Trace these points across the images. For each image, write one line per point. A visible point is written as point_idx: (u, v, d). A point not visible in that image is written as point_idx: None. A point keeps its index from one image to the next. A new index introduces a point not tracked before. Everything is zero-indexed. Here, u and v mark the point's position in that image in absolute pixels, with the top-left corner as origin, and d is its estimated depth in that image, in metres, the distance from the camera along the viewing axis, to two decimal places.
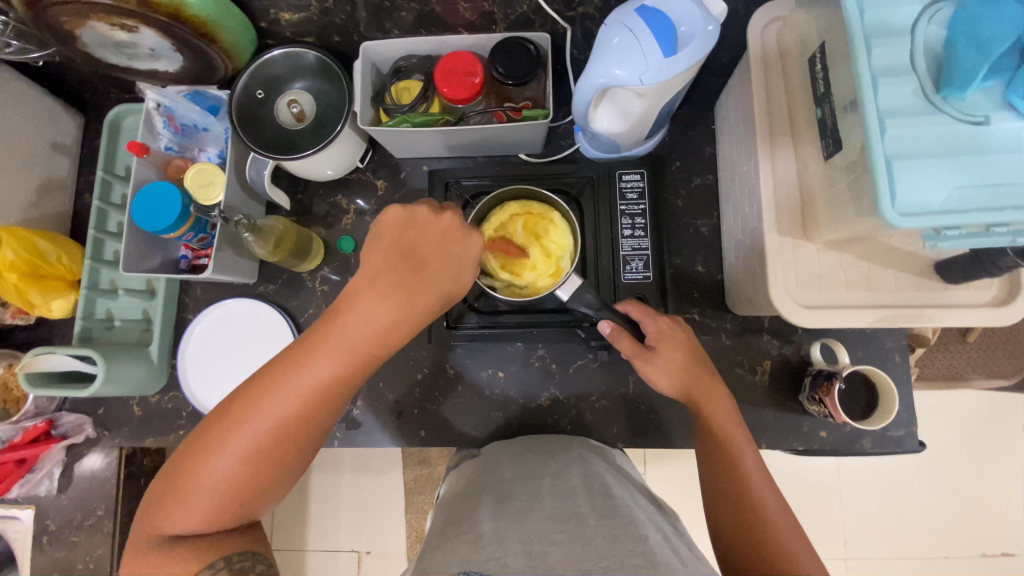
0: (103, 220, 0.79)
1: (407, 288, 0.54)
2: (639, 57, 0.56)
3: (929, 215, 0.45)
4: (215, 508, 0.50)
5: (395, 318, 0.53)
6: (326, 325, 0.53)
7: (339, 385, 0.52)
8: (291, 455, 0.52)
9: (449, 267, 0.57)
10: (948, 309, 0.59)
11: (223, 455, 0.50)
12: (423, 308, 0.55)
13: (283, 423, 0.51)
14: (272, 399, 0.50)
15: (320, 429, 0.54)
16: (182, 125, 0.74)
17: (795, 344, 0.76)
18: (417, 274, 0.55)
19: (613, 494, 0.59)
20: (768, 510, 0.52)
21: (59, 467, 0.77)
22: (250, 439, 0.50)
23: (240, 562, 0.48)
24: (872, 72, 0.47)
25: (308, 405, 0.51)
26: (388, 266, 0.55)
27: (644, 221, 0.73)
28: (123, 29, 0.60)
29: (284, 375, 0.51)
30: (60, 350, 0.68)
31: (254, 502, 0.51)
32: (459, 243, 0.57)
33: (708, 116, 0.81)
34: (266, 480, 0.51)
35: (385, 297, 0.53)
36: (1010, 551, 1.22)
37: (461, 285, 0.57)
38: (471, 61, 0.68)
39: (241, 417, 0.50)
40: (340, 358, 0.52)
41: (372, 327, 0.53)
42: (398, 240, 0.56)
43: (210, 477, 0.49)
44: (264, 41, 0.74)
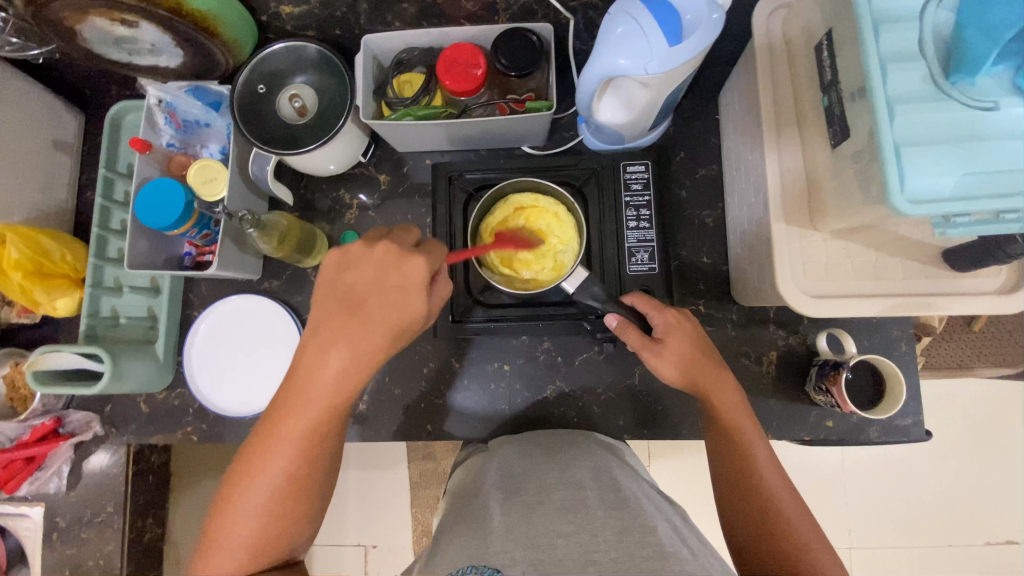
0: (106, 217, 0.78)
1: (350, 332, 0.51)
2: (643, 47, 0.56)
3: (938, 203, 0.45)
4: (242, 560, 0.52)
5: (345, 364, 0.50)
6: (290, 383, 0.52)
7: (322, 432, 0.52)
8: (304, 499, 0.54)
9: (389, 300, 0.51)
10: (956, 297, 0.58)
11: (238, 515, 0.51)
12: (372, 346, 0.51)
13: (290, 472, 0.52)
14: (262, 459, 0.52)
15: (322, 468, 0.54)
16: (183, 121, 0.73)
17: (801, 334, 0.75)
18: (355, 315, 0.51)
19: (620, 485, 0.59)
20: (778, 499, 0.53)
21: (68, 464, 0.78)
22: (258, 497, 0.51)
23: None
24: (880, 58, 0.47)
25: (303, 455, 0.52)
26: (327, 314, 0.52)
27: (649, 212, 0.72)
28: (123, 24, 0.59)
29: (269, 434, 0.52)
30: (67, 348, 0.68)
31: (280, 545, 0.53)
32: (397, 270, 0.50)
33: (712, 105, 0.80)
34: (288, 527, 0.53)
35: (332, 346, 0.50)
36: (1014, 539, 1.22)
37: (411, 314, 0.51)
38: (473, 53, 0.67)
39: (243, 476, 0.52)
40: (312, 408, 0.51)
41: (330, 376, 0.51)
42: (334, 287, 0.52)
43: (229, 536, 0.51)
44: (265, 35, 0.74)
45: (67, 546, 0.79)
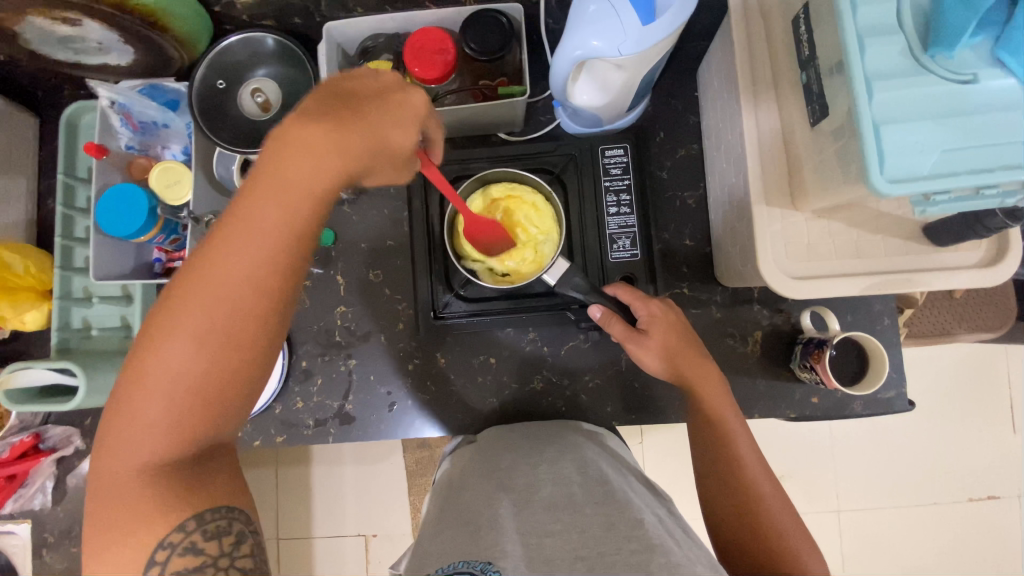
0: (69, 225, 0.76)
1: (337, 122, 0.44)
2: (615, 27, 0.55)
3: (917, 181, 0.44)
4: (171, 410, 0.43)
5: (323, 158, 0.44)
6: (248, 185, 0.44)
7: (281, 251, 0.44)
8: (253, 345, 0.45)
9: (385, 104, 0.46)
10: (937, 272, 0.58)
11: (170, 347, 0.43)
12: (356, 145, 0.44)
13: (239, 302, 0.44)
14: (210, 274, 0.43)
15: (277, 309, 0.46)
16: (140, 123, 0.69)
17: (785, 313, 0.75)
18: (348, 109, 0.45)
19: (608, 477, 0.59)
20: (761, 491, 0.53)
21: (51, 480, 0.76)
22: (197, 321, 0.43)
23: (213, 519, 0.44)
24: (858, 33, 0.45)
25: (254, 278, 0.44)
26: (315, 108, 0.45)
27: (629, 197, 0.71)
28: (65, 23, 0.56)
29: (218, 245, 0.43)
30: (39, 365, 0.66)
31: (220, 401, 0.45)
32: (400, 85, 0.47)
33: (690, 83, 0.78)
34: (232, 380, 0.45)
35: (313, 135, 0.44)
36: (994, 494, 1.27)
37: (404, 128, 0.46)
38: (440, 38, 0.65)
39: (184, 299, 0.43)
40: (275, 216, 0.44)
41: (301, 181, 0.44)
42: (331, 85, 0.47)
43: (158, 374, 0.43)
44: (221, 27, 0.69)
45: (58, 562, 0.78)
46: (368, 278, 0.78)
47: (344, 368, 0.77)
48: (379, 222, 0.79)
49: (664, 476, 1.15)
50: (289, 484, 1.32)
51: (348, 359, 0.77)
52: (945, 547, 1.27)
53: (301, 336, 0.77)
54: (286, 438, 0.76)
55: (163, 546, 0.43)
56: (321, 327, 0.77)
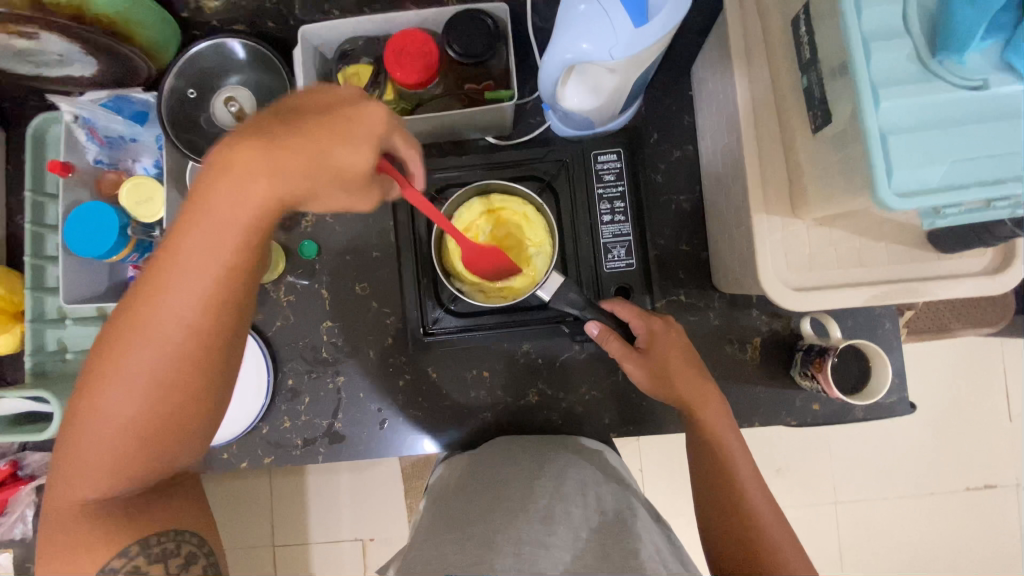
0: (38, 244, 0.72)
1: (274, 148, 0.42)
2: (607, 29, 0.52)
3: (926, 194, 0.42)
4: (117, 445, 0.45)
5: (261, 189, 0.41)
6: (187, 216, 0.43)
7: (223, 288, 0.43)
8: (198, 379, 0.45)
9: (330, 126, 0.43)
10: (941, 280, 0.56)
11: (113, 386, 0.44)
12: (296, 174, 0.42)
13: (182, 341, 0.43)
14: (151, 312, 0.43)
15: (224, 345, 0.46)
16: (107, 138, 0.66)
17: (785, 318, 0.73)
18: (289, 132, 0.42)
19: (608, 505, 0.58)
20: (761, 518, 0.52)
21: (32, 508, 0.74)
22: (141, 359, 0.43)
23: (158, 542, 0.49)
24: (863, 37, 0.43)
25: (196, 316, 0.43)
26: (252, 132, 0.43)
27: (624, 204, 0.68)
28: (21, 37, 0.53)
29: (159, 282, 0.43)
30: (11, 394, 0.64)
31: (167, 436, 0.46)
32: (349, 106, 0.44)
33: (685, 81, 0.75)
34: (175, 414, 0.45)
35: (249, 164, 0.41)
36: (990, 483, 1.27)
37: (349, 153, 0.43)
38: (422, 39, 0.61)
39: (126, 337, 0.43)
40: (214, 253, 0.42)
41: (237, 212, 0.42)
42: (276, 107, 0.44)
43: (101, 410, 0.44)
44: (189, 32, 0.66)
45: None
46: (354, 291, 0.75)
47: (332, 385, 0.74)
48: (364, 232, 0.76)
49: (662, 476, 1.14)
50: (282, 492, 1.30)
51: (336, 376, 0.74)
52: (942, 537, 1.27)
53: (286, 353, 0.74)
54: (274, 459, 0.74)
55: (108, 569, 0.46)
56: (307, 343, 0.75)
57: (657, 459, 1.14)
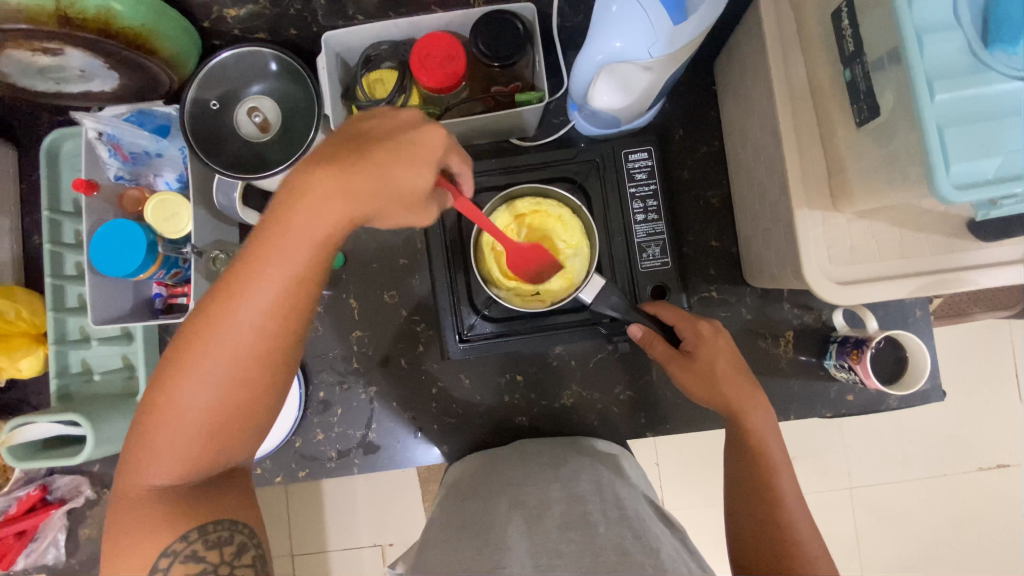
0: (57, 264, 0.71)
1: (348, 171, 0.42)
2: (645, 28, 0.51)
3: (984, 186, 0.42)
4: (185, 444, 0.45)
5: (335, 209, 0.42)
6: (262, 230, 0.43)
7: (293, 301, 0.44)
8: (266, 387, 0.46)
9: (398, 149, 0.43)
10: (984, 269, 0.55)
11: (184, 389, 0.44)
12: (365, 195, 0.42)
13: (251, 348, 0.44)
14: (225, 322, 0.43)
15: (290, 354, 0.46)
16: (131, 154, 0.64)
17: (816, 311, 0.73)
18: (360, 154, 0.43)
19: (624, 503, 0.57)
20: (795, 530, 0.51)
21: (64, 532, 0.72)
22: (216, 366, 0.44)
23: (215, 532, 0.47)
24: (915, 29, 0.42)
25: (269, 327, 0.44)
26: (329, 154, 0.43)
27: (656, 203, 0.68)
28: (45, 54, 0.51)
29: (231, 295, 0.43)
30: (43, 420, 0.62)
31: (232, 435, 0.47)
32: (415, 130, 0.44)
33: (709, 75, 0.75)
34: (242, 417, 0.46)
35: (327, 185, 0.41)
36: (1004, 462, 1.28)
37: (416, 176, 0.43)
38: (450, 43, 0.60)
39: (200, 343, 0.43)
40: (287, 269, 0.43)
41: (310, 232, 0.42)
42: (350, 131, 0.45)
43: (173, 412, 0.44)
44: (210, 42, 0.64)
45: None
46: (383, 300, 0.74)
47: (364, 396, 0.73)
48: (390, 239, 0.75)
49: (683, 470, 1.14)
50: (300, 501, 1.29)
51: (367, 386, 0.73)
52: (957, 517, 1.29)
53: (316, 365, 0.73)
54: (308, 472, 0.73)
55: (166, 556, 0.45)
56: (337, 354, 0.74)
57: (679, 453, 1.14)
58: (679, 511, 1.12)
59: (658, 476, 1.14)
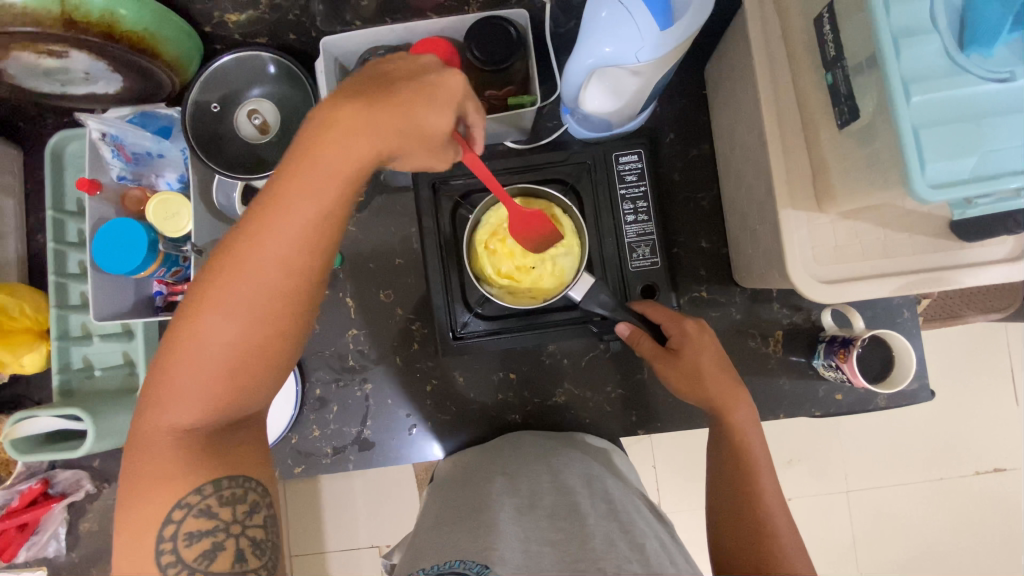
0: (61, 262, 0.72)
1: (373, 107, 0.43)
2: (633, 33, 0.53)
3: (959, 186, 0.43)
4: (209, 379, 0.47)
5: (361, 140, 0.43)
6: (289, 163, 0.44)
7: (317, 236, 0.45)
8: (288, 325, 0.48)
9: (421, 87, 0.44)
10: (966, 268, 0.57)
11: (209, 322, 0.45)
12: (390, 131, 0.43)
13: (276, 281, 0.45)
14: (251, 255, 0.44)
15: (311, 292, 0.48)
16: (134, 154, 0.66)
17: (805, 311, 0.75)
18: (383, 91, 0.44)
19: (615, 499, 0.58)
20: (774, 523, 0.53)
21: (64, 526, 0.74)
22: (241, 299, 0.45)
23: (230, 486, 0.49)
24: (893, 33, 0.44)
25: (294, 260, 0.45)
26: (354, 90, 0.44)
27: (646, 204, 0.69)
28: (51, 56, 0.52)
29: (259, 227, 0.44)
30: (43, 412, 0.63)
31: (254, 373, 0.48)
32: (437, 70, 0.45)
33: (699, 80, 0.76)
34: (265, 355, 0.48)
35: (354, 120, 0.43)
36: (1001, 466, 1.28)
37: (436, 114, 0.44)
38: (446, 48, 0.61)
39: (226, 276, 0.45)
40: (312, 203, 0.44)
41: (333, 167, 0.44)
42: (370, 71, 0.46)
43: (198, 345, 0.46)
44: (212, 46, 0.66)
45: None
46: (379, 299, 0.76)
47: (360, 393, 0.75)
48: (386, 239, 0.76)
49: (679, 471, 1.14)
50: (299, 501, 1.30)
51: (363, 383, 0.75)
52: (954, 521, 1.29)
53: (313, 363, 0.75)
54: (303, 469, 0.74)
55: (182, 505, 0.47)
56: (333, 351, 0.75)
57: (673, 454, 1.15)
58: (675, 513, 1.13)
59: (653, 478, 1.15)
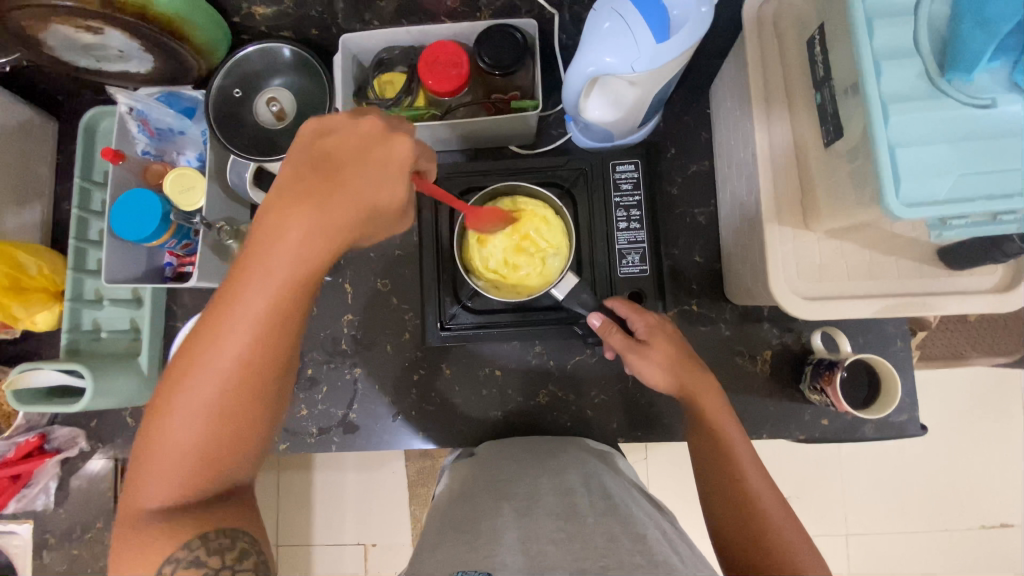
0: (83, 228, 0.76)
1: (318, 200, 0.44)
2: (630, 43, 0.54)
3: (933, 205, 0.44)
4: (179, 471, 0.46)
5: (312, 231, 0.44)
6: (242, 259, 0.45)
7: (277, 324, 0.46)
8: (257, 411, 0.48)
9: (369, 171, 0.46)
10: (952, 296, 0.57)
11: (174, 420, 0.46)
12: (341, 218, 0.44)
13: (237, 371, 0.45)
14: (210, 350, 0.45)
15: (277, 376, 0.48)
16: (157, 129, 0.71)
17: (795, 332, 0.74)
18: (328, 181, 0.45)
19: (611, 492, 0.57)
20: (768, 515, 0.52)
21: (55, 480, 0.77)
22: (203, 393, 0.45)
23: (218, 538, 0.47)
24: (874, 55, 0.45)
25: (255, 349, 0.45)
26: (295, 180, 0.45)
27: (639, 213, 0.71)
28: (89, 32, 0.57)
29: (217, 321, 0.45)
30: (47, 365, 0.67)
31: (225, 463, 0.47)
32: (381, 147, 0.46)
33: (702, 100, 0.78)
34: (235, 444, 0.47)
35: (299, 213, 0.44)
36: (1007, 522, 1.23)
37: (389, 193, 0.46)
38: (456, 51, 0.64)
39: (186, 372, 0.46)
40: (267, 294, 0.45)
41: (287, 256, 0.44)
42: (310, 153, 0.46)
43: (167, 442, 0.46)
44: (240, 36, 0.71)
45: (57, 563, 0.78)
46: (376, 287, 0.78)
47: (349, 376, 0.77)
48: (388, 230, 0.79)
49: (668, 494, 1.13)
50: (289, 491, 1.31)
51: (353, 367, 0.77)
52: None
53: (307, 343, 0.77)
54: (288, 446, 0.76)
55: (171, 559, 0.45)
56: (328, 334, 0.77)
57: (665, 476, 1.14)
58: None
59: None
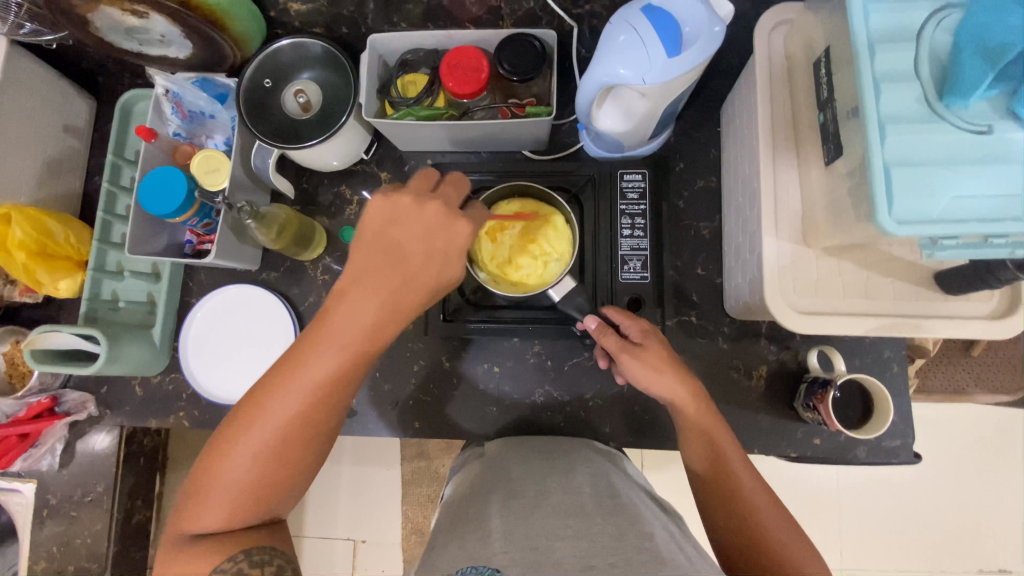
0: (112, 202, 0.80)
1: (392, 282, 0.52)
2: (642, 57, 0.57)
3: (924, 224, 0.45)
4: (235, 501, 0.51)
5: (383, 308, 0.52)
6: (317, 324, 0.53)
7: (341, 380, 0.53)
8: (309, 453, 0.54)
9: (434, 258, 0.53)
10: (945, 319, 0.58)
11: (236, 456, 0.51)
12: (408, 299, 0.53)
13: (299, 418, 0.52)
14: (279, 398, 0.51)
15: (331, 422, 0.54)
16: (190, 112, 0.75)
17: (793, 350, 0.75)
18: (399, 266, 0.53)
19: (619, 492, 0.58)
20: (764, 518, 0.53)
21: (62, 443, 0.79)
22: (266, 437, 0.51)
23: (258, 555, 0.50)
24: (874, 77, 0.47)
25: (318, 399, 0.52)
26: (370, 261, 0.53)
27: (644, 221, 0.75)
28: (135, 15, 0.62)
29: (289, 373, 0.52)
30: (66, 328, 0.69)
31: (274, 496, 0.53)
32: (444, 235, 0.54)
33: (713, 117, 0.80)
34: (286, 480, 0.53)
35: (373, 291, 0.52)
36: (1007, 567, 1.20)
37: (450, 274, 0.55)
38: (477, 56, 0.67)
39: (252, 416, 0.51)
40: (337, 355, 0.52)
41: (359, 323, 0.52)
42: (381, 237, 0.53)
43: (228, 476, 0.51)
44: (275, 31, 0.76)
45: (58, 522, 0.81)
46: None
47: None
48: None
49: None
50: None
51: None
52: None
53: None
54: None
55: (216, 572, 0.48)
56: None
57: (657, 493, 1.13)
58: None
59: None
